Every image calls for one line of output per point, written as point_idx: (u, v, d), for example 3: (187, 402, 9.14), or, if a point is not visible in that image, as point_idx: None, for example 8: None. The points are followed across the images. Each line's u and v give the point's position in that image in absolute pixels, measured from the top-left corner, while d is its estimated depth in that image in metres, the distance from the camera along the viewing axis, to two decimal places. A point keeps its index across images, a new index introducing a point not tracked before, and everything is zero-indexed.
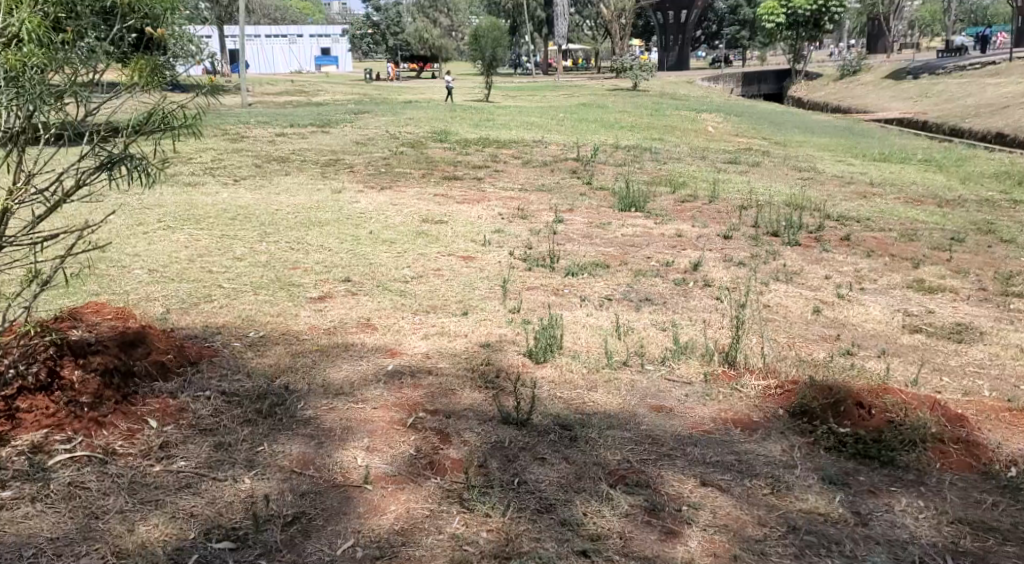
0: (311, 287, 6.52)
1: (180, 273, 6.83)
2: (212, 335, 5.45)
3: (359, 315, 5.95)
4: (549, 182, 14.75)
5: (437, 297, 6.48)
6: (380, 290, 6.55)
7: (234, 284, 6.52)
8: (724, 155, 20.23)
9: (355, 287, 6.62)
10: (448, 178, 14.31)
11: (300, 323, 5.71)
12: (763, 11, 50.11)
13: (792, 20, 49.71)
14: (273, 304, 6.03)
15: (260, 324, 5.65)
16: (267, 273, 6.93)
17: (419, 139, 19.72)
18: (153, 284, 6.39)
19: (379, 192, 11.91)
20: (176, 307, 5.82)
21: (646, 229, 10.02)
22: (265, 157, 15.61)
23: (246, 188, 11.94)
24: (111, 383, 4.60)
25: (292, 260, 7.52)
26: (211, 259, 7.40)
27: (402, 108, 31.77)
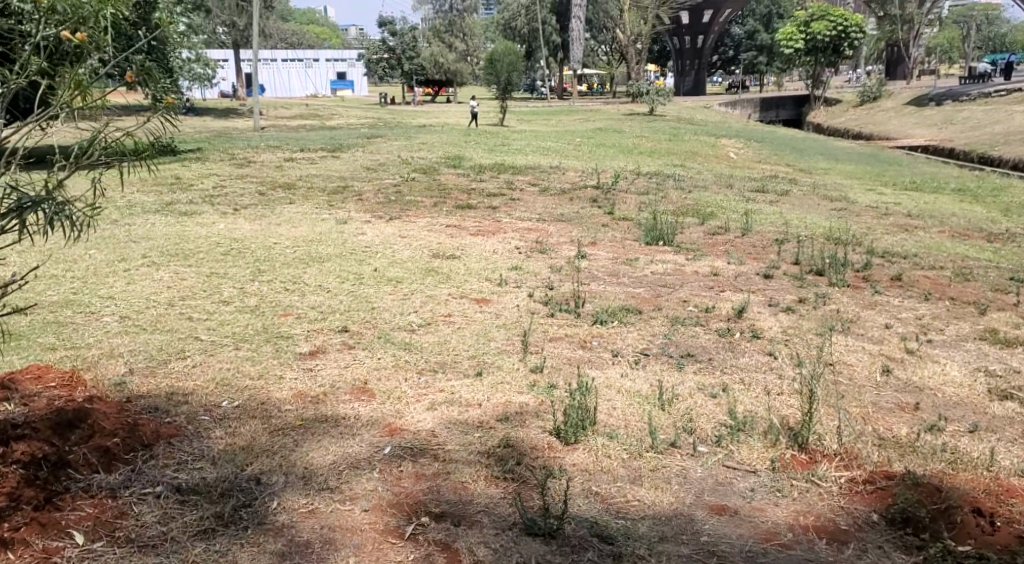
0: (301, 339, 5.75)
1: (153, 320, 6.05)
2: (176, 406, 4.87)
3: (354, 377, 5.25)
4: (565, 211, 13.91)
5: (446, 351, 5.70)
6: (381, 343, 5.77)
7: (212, 335, 5.75)
8: (748, 184, 19.45)
9: (352, 339, 5.83)
10: (461, 207, 13.54)
11: (283, 391, 5.06)
12: (781, 37, 49.44)
13: (811, 46, 48.80)
14: (255, 363, 5.35)
15: (236, 393, 5.02)
16: (253, 321, 6.12)
17: (432, 166, 18.96)
18: (121, 335, 5.67)
19: (387, 222, 11.13)
20: (141, 368, 5.20)
21: (677, 267, 9.18)
22: (269, 184, 14.85)
23: (245, 218, 11.18)
24: (33, 478, 4.09)
25: (284, 303, 6.71)
26: (194, 302, 6.63)
27: (416, 133, 31.04)
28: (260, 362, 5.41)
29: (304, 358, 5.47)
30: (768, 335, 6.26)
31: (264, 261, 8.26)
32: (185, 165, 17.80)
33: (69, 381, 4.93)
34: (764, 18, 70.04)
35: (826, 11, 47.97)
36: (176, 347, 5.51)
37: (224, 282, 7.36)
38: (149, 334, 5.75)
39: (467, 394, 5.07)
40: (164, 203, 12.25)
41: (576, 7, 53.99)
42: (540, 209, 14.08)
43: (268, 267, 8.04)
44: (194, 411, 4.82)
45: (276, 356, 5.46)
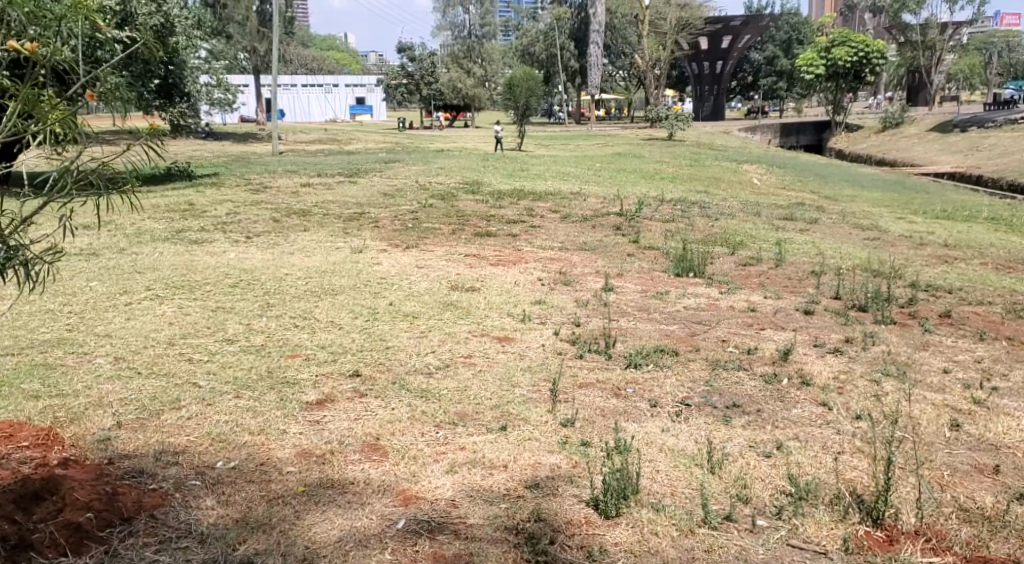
0: (308, 386, 5.34)
1: (150, 361, 5.64)
2: (164, 466, 4.51)
3: (366, 432, 4.85)
4: (589, 239, 13.39)
5: (467, 397, 5.25)
6: (396, 389, 5.33)
7: (211, 381, 5.35)
8: (774, 211, 18.97)
9: (365, 384, 5.40)
10: (481, 235, 13.09)
11: (284, 450, 4.67)
12: (801, 62, 48.90)
13: (832, 72, 48.18)
14: (255, 418, 4.95)
15: (233, 453, 4.64)
16: (258, 362, 5.68)
17: (450, 191, 18.54)
18: (113, 381, 5.30)
19: (404, 251, 10.68)
20: (130, 422, 4.85)
21: (710, 301, 8.68)
22: (285, 211, 14.41)
23: (256, 247, 10.72)
24: None
25: (292, 341, 6.23)
26: (196, 341, 6.19)
27: (435, 157, 30.64)
28: (262, 413, 5.03)
29: (312, 409, 5.07)
30: (818, 381, 5.77)
31: (275, 293, 7.82)
32: (199, 191, 17.39)
33: (44, 439, 4.62)
34: (784, 44, 69.59)
35: (846, 37, 47.63)
36: (172, 396, 5.14)
37: (229, 317, 6.92)
38: (143, 379, 5.36)
39: (490, 454, 4.66)
40: (175, 231, 11.82)
41: (595, 32, 53.80)
42: (565, 236, 13.59)
43: (279, 299, 7.58)
44: (184, 474, 4.46)
45: (279, 408, 5.06)
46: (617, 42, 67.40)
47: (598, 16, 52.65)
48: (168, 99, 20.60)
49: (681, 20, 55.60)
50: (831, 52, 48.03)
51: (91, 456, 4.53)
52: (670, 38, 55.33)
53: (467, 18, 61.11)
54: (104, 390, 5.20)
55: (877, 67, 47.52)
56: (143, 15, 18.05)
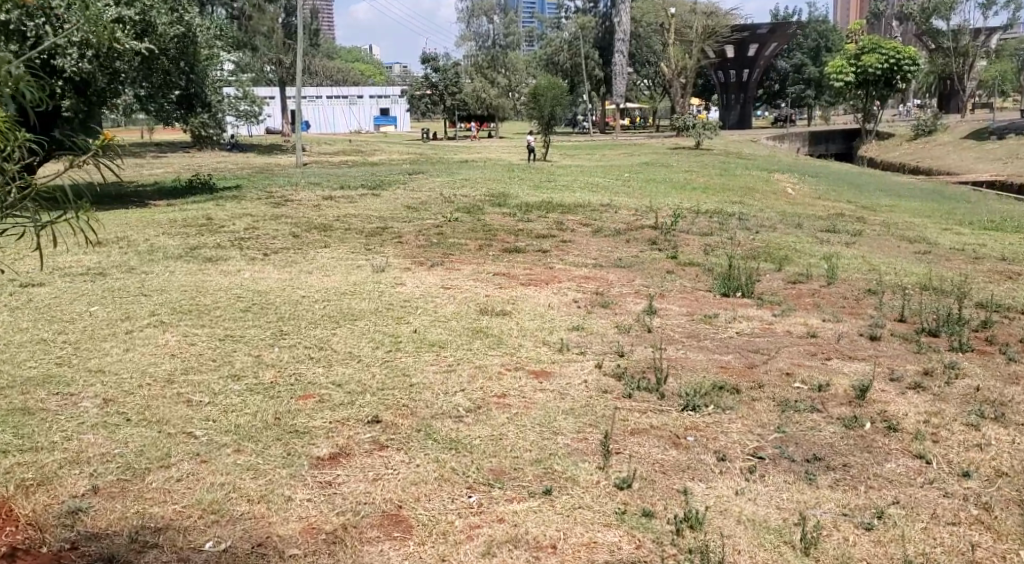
0: (319, 439, 4.73)
1: (142, 407, 5.03)
2: (140, 550, 3.93)
3: (388, 500, 4.25)
4: (623, 254, 12.65)
5: (502, 453, 4.62)
6: (424, 441, 4.71)
7: (208, 433, 4.75)
8: (813, 223, 18.19)
9: (386, 435, 4.78)
10: (508, 251, 12.39)
11: (288, 527, 4.07)
12: (830, 70, 47.82)
13: (863, 79, 47.08)
14: (257, 482, 4.36)
15: (226, 530, 4.06)
16: (263, 407, 5.04)
17: (476, 204, 17.87)
18: (98, 436, 4.71)
19: (430, 270, 9.97)
20: (102, 492, 4.28)
21: (764, 325, 7.96)
22: (305, 226, 13.73)
23: (273, 265, 10.03)
24: None
25: (304, 376, 5.57)
26: (198, 375, 5.54)
27: (460, 168, 30.00)
28: (265, 475, 4.43)
29: (322, 469, 4.48)
30: (906, 426, 5.08)
31: (289, 317, 7.17)
32: (219, 205, 16.84)
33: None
34: (812, 51, 68.52)
35: (877, 44, 46.65)
36: (162, 453, 4.57)
37: (236, 346, 6.29)
38: (133, 431, 4.78)
39: (535, 530, 4.06)
40: (191, 247, 11.13)
41: (620, 41, 53.10)
42: (598, 251, 12.88)
43: (293, 324, 6.94)
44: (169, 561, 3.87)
45: (287, 466, 4.47)
46: (641, 52, 66.61)
47: (623, 25, 51.92)
48: (189, 109, 19.88)
49: (708, 29, 54.74)
50: (860, 59, 46.85)
51: (48, 544, 3.95)
52: (697, 46, 54.47)
53: (491, 27, 61.62)
54: (84, 446, 4.62)
55: (908, 74, 46.46)
56: (163, 23, 17.32)
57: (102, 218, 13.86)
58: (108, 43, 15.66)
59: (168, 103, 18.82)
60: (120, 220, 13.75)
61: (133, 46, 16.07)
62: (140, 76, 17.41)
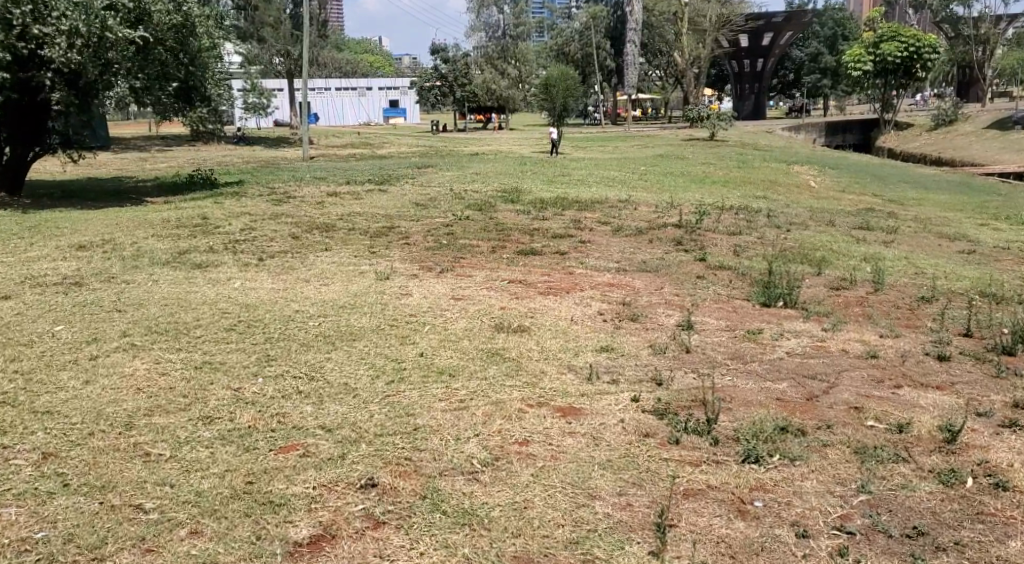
0: (297, 518, 4.05)
1: (83, 478, 4.30)
2: None
3: None
4: (647, 256, 11.75)
5: (528, 537, 3.95)
6: (435, 518, 4.04)
7: (159, 515, 4.06)
8: (844, 220, 17.26)
9: (384, 511, 4.10)
10: (522, 252, 11.52)
11: None
12: (848, 59, 46.54)
13: (881, 68, 45.89)
14: None
15: None
16: (228, 474, 4.34)
17: (487, 200, 17.02)
18: (29, 521, 4.01)
19: (439, 277, 9.09)
20: None
21: (818, 343, 7.11)
22: (307, 226, 12.86)
23: (267, 272, 9.12)
24: None
25: (285, 424, 4.79)
26: (156, 425, 4.76)
27: (470, 161, 29.19)
28: None
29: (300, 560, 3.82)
30: (1018, 484, 4.35)
31: (280, 336, 6.32)
32: (219, 202, 16.05)
33: None
34: (828, 40, 66.69)
35: (895, 31, 45.46)
36: (96, 540, 3.89)
37: (215, 374, 5.48)
38: (66, 505, 4.12)
39: None
40: (181, 251, 10.25)
41: (631, 31, 52.10)
42: (620, 252, 11.99)
43: (284, 345, 6.11)
44: None
45: (253, 559, 3.81)
46: (653, 41, 65.43)
47: (635, 14, 50.86)
48: (187, 102, 19.05)
49: (722, 18, 53.59)
50: (880, 46, 45.64)
51: None
52: (711, 36, 53.34)
53: (500, 17, 59.01)
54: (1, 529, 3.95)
55: (929, 63, 45.20)
56: (159, 12, 16.47)
57: (91, 218, 13.01)
58: (99, 32, 14.80)
59: (167, 97, 18.00)
60: (111, 219, 12.95)
61: (126, 34, 15.22)
62: (136, 67, 16.55)
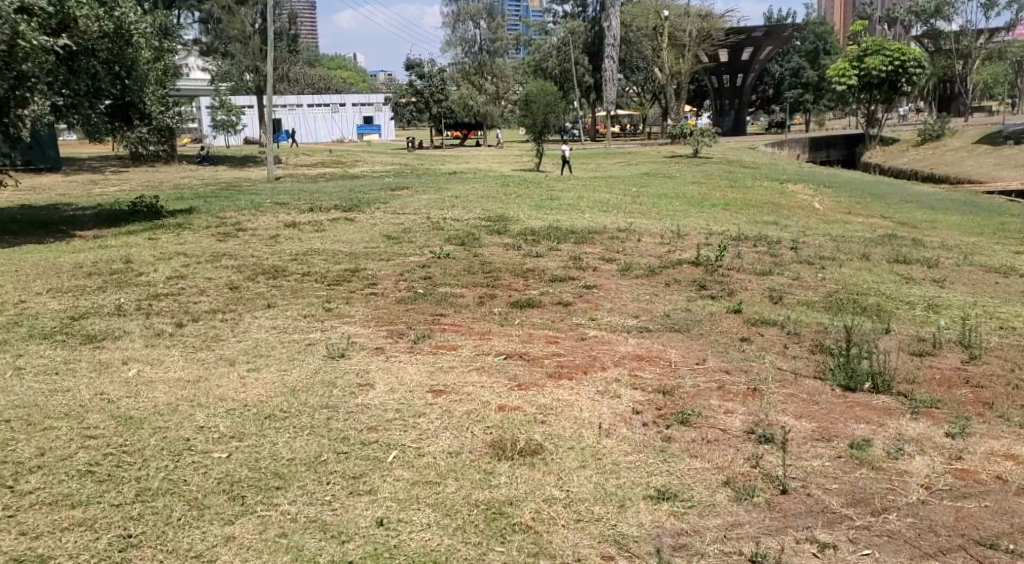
0: None
1: None
2: None
3: None
4: (665, 308, 9.58)
5: None
6: None
7: None
8: (872, 250, 15.23)
9: None
10: (516, 304, 9.40)
11: None
12: (831, 73, 44.89)
13: (865, 82, 44.10)
14: None
15: None
16: None
17: (468, 231, 14.90)
18: None
19: (410, 355, 6.77)
20: None
21: (960, 466, 4.96)
22: (252, 270, 10.66)
23: (175, 346, 6.91)
24: None
25: None
26: None
27: (448, 183, 26.98)
28: None
29: None
30: None
31: (157, 478, 4.69)
32: (156, 237, 13.87)
33: None
34: (810, 54, 64.99)
35: (880, 45, 43.71)
36: None
37: None
38: None
39: None
40: (77, 311, 7.95)
41: (610, 46, 50.35)
42: (637, 302, 9.83)
43: (165, 495, 4.57)
44: None
45: None
46: (631, 57, 63.55)
47: (614, 29, 49.05)
48: (124, 122, 16.43)
49: (703, 32, 51.88)
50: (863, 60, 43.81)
51: None
52: (692, 51, 51.59)
53: (478, 31, 56.26)
54: None
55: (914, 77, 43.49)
56: (86, 18, 14.31)
57: None
58: (7, 39, 12.55)
59: (98, 115, 15.61)
60: (13, 264, 10.66)
61: (42, 42, 13.00)
62: (57, 80, 14.30)
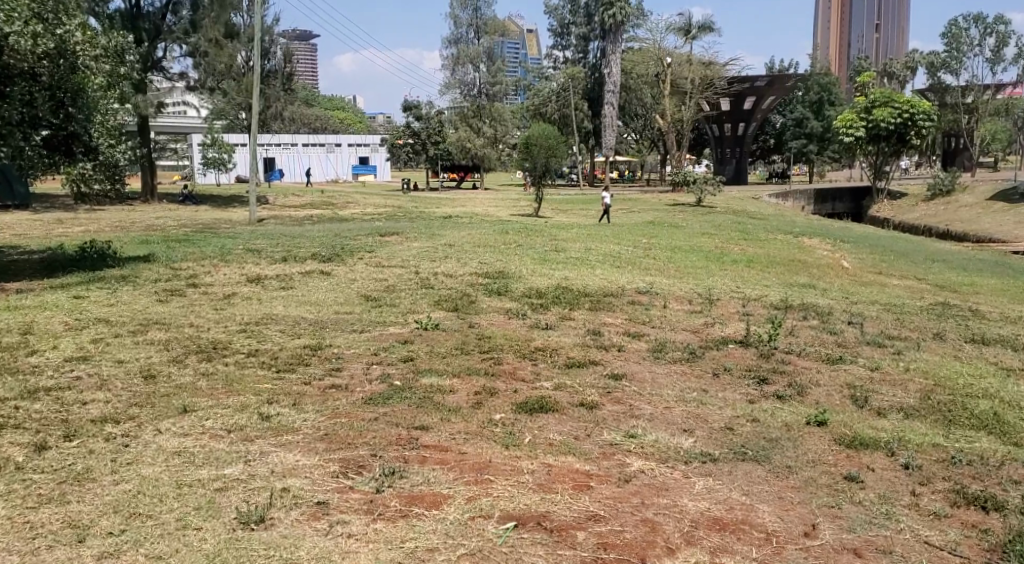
0: None
1: None
2: None
3: None
4: (723, 416, 7.24)
5: None
6: None
7: None
8: (938, 326, 12.87)
9: None
10: (524, 405, 7.00)
11: None
12: (838, 123, 42.59)
13: (873, 133, 41.99)
14: None
15: None
16: None
17: (463, 292, 12.55)
18: None
19: (370, 530, 4.53)
20: None
21: None
22: (183, 349, 8.28)
23: (6, 498, 4.67)
24: None
25: None
26: None
27: (442, 228, 24.66)
28: None
29: None
30: None
31: None
32: (87, 294, 11.53)
33: None
34: (814, 105, 62.54)
35: (888, 97, 41.62)
36: None
37: None
38: None
39: None
40: None
41: (610, 92, 48.51)
42: (685, 407, 7.42)
43: None
44: None
45: None
46: (631, 104, 61.72)
47: (614, 74, 47.12)
48: (65, 155, 13.96)
49: (706, 80, 50.15)
50: (872, 111, 41.72)
51: None
52: (694, 98, 49.86)
53: (476, 75, 50.52)
54: None
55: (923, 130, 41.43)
56: (16, 35, 12.22)
57: None
58: None
59: (33, 147, 13.20)
60: None
61: None
62: None
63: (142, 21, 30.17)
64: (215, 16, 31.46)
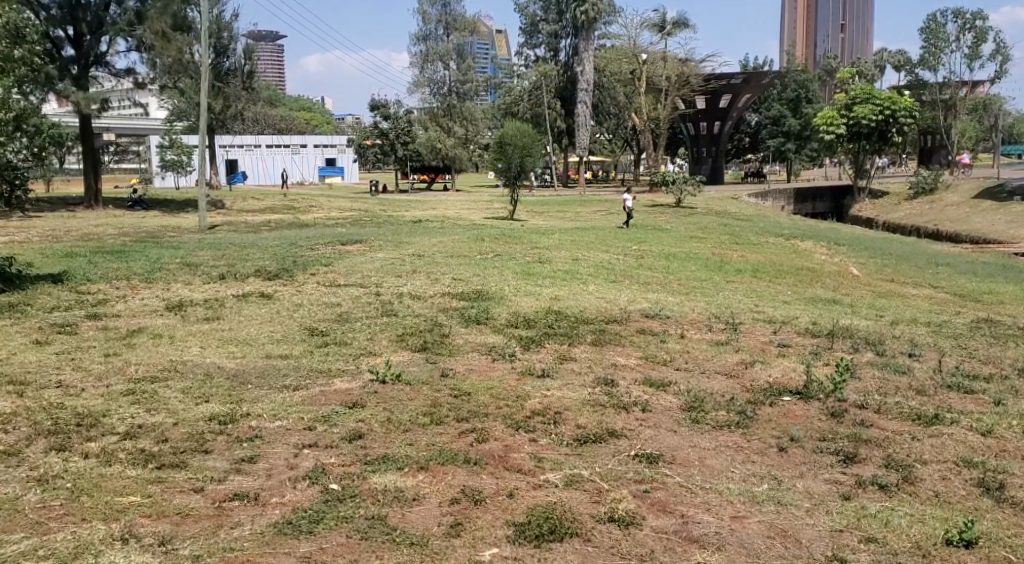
0: None
1: None
2: None
3: None
4: (819, 531, 4.92)
5: None
6: None
7: None
8: (1009, 356, 10.57)
9: None
10: (526, 526, 4.67)
11: None
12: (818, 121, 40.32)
13: (854, 132, 39.59)
14: None
15: None
16: None
17: (434, 322, 10.05)
18: None
19: None
20: None
21: None
22: (30, 429, 5.75)
23: None
24: None
25: None
26: None
27: (409, 235, 22.07)
28: None
29: None
30: None
31: None
32: None
33: None
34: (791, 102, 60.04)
35: (868, 93, 39.35)
36: None
37: None
38: None
39: None
40: None
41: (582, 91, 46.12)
42: (762, 515, 5.05)
43: None
44: None
45: None
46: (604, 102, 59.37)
47: (587, 72, 44.61)
48: None
49: (682, 77, 47.95)
50: (853, 107, 39.34)
51: None
52: (670, 96, 47.61)
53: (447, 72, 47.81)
54: None
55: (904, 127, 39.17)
56: None
57: None
58: None
59: None
60: None
61: None
62: None
63: (81, 11, 27.01)
64: (161, 6, 27.95)
